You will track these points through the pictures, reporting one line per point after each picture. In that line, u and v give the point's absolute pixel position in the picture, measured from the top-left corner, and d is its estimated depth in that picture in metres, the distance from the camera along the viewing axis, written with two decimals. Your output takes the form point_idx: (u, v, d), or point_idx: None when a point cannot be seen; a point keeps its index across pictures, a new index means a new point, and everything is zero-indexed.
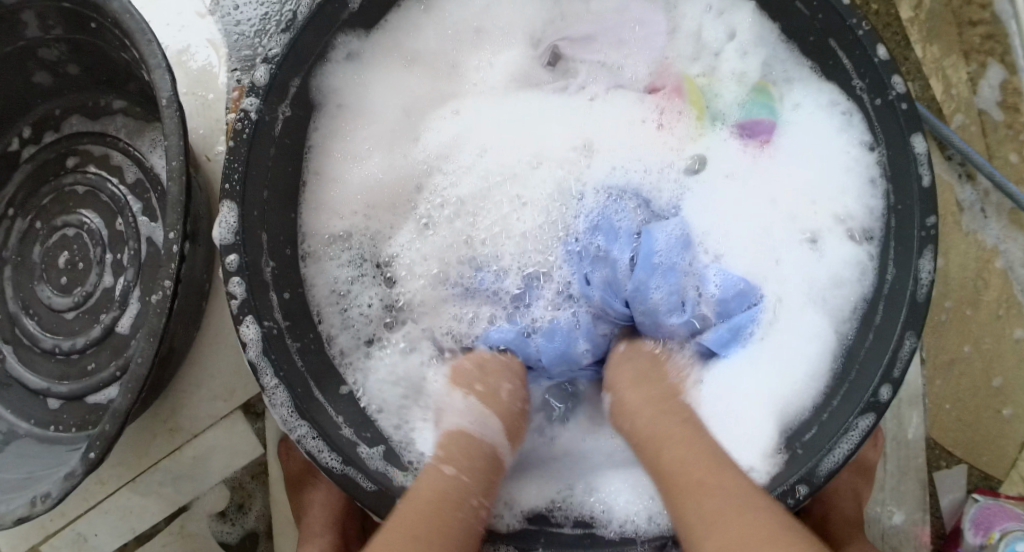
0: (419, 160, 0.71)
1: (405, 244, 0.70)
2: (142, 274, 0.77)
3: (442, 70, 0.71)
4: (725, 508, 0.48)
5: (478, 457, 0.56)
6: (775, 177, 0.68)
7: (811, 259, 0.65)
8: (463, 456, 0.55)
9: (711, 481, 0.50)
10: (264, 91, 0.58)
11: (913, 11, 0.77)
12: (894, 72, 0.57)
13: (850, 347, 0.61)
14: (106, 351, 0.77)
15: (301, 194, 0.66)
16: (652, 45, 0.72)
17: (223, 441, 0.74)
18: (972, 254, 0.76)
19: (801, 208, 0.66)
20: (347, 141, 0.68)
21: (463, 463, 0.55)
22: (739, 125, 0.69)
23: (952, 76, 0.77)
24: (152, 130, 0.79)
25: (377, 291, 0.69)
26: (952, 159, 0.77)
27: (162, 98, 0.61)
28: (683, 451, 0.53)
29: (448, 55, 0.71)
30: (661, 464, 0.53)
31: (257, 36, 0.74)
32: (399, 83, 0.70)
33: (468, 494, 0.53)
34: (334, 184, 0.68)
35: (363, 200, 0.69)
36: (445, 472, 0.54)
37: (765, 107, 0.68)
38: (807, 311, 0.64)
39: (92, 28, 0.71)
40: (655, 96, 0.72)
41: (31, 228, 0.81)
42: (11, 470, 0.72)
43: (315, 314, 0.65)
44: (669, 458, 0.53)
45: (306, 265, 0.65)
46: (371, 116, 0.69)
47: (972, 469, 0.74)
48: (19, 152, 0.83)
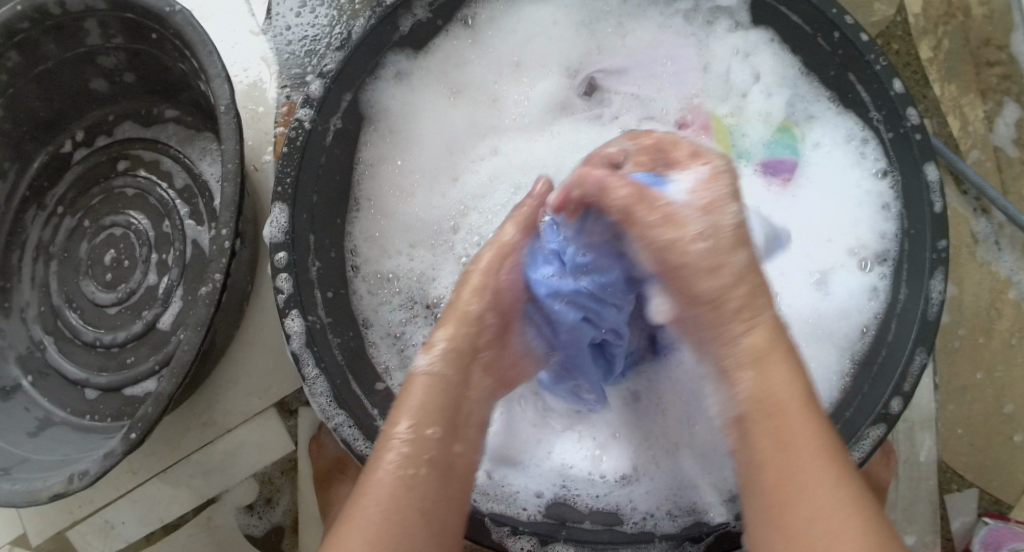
0: (456, 199, 0.73)
1: (447, 286, 0.71)
2: (186, 274, 0.80)
3: (484, 101, 0.75)
4: (829, 516, 0.45)
5: (437, 410, 0.53)
6: (796, 216, 0.70)
7: (820, 297, 0.67)
8: (424, 413, 0.52)
9: (811, 487, 0.46)
10: (318, 103, 0.62)
11: (932, 52, 0.81)
12: (909, 105, 0.60)
13: (855, 376, 0.63)
14: (146, 346, 0.80)
15: (351, 209, 0.69)
16: (683, 80, 0.74)
17: (255, 437, 0.77)
18: (986, 285, 0.78)
19: (814, 245, 0.69)
20: (393, 169, 0.72)
21: (421, 419, 0.52)
22: (762, 162, 0.71)
23: (969, 113, 0.80)
24: (202, 138, 0.83)
25: (427, 330, 0.69)
26: (968, 193, 0.79)
27: (221, 105, 0.65)
28: (787, 431, 0.48)
29: (490, 88, 0.75)
30: (775, 399, 0.49)
31: (307, 55, 0.78)
32: (443, 113, 0.74)
33: (420, 464, 0.50)
34: (373, 213, 0.71)
35: (406, 238, 0.72)
36: (394, 441, 0.51)
37: (787, 146, 0.70)
38: (808, 345, 0.66)
39: (152, 39, 0.75)
40: (684, 131, 0.74)
41: (80, 226, 0.85)
42: (49, 453, 0.75)
43: (366, 341, 0.67)
44: (788, 409, 0.48)
45: (353, 290, 0.68)
46: (417, 142, 0.73)
47: (983, 493, 0.76)
48: (72, 154, 0.87)
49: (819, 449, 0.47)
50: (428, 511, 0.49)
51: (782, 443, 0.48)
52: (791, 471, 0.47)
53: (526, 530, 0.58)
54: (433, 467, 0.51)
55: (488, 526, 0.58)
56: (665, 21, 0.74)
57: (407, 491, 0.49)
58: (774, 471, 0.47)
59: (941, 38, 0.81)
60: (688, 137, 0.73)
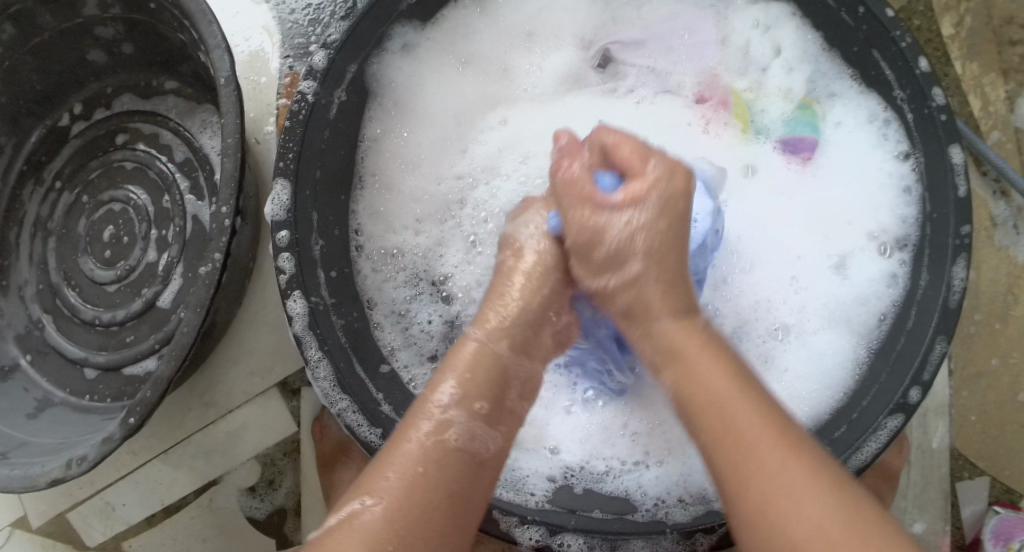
0: (464, 172, 0.71)
1: (456, 265, 0.70)
2: (186, 251, 0.78)
3: (493, 74, 0.72)
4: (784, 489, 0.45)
5: (480, 385, 0.53)
6: (816, 197, 0.68)
7: (836, 283, 0.66)
8: (468, 386, 0.52)
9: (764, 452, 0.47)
10: (321, 75, 0.60)
11: (954, 29, 0.78)
12: (935, 85, 0.58)
13: (870, 364, 0.61)
14: (146, 324, 0.79)
15: (354, 186, 0.67)
16: (702, 53, 0.72)
17: (257, 417, 0.75)
18: (1004, 270, 0.76)
19: (834, 229, 0.67)
20: (400, 143, 0.70)
21: (456, 383, 0.53)
22: (782, 140, 0.70)
23: (990, 93, 0.78)
24: (203, 111, 0.81)
25: (436, 308, 0.69)
26: (988, 175, 0.77)
27: (221, 77, 0.63)
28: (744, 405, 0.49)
29: (500, 58, 0.72)
30: (683, 350, 0.53)
31: (310, 25, 0.76)
32: (453, 84, 0.71)
33: (455, 438, 0.51)
34: (376, 191, 0.69)
35: (416, 211, 0.70)
36: (429, 418, 0.51)
37: (808, 124, 0.68)
38: (823, 331, 0.65)
39: (151, 8, 0.73)
40: (703, 106, 0.72)
41: (78, 201, 0.83)
42: (48, 435, 0.74)
43: (371, 322, 0.66)
44: (736, 414, 0.49)
45: (359, 270, 0.66)
46: (426, 115, 0.71)
47: (994, 481, 0.75)
48: (69, 128, 0.85)
49: (761, 414, 0.49)
50: (456, 494, 0.49)
51: (739, 440, 0.48)
52: (710, 388, 0.50)
53: (535, 520, 0.56)
54: (467, 448, 0.51)
55: (496, 516, 0.57)
56: None
57: (446, 463, 0.50)
58: (726, 448, 0.48)
59: (964, 15, 0.78)
60: (704, 115, 0.72)
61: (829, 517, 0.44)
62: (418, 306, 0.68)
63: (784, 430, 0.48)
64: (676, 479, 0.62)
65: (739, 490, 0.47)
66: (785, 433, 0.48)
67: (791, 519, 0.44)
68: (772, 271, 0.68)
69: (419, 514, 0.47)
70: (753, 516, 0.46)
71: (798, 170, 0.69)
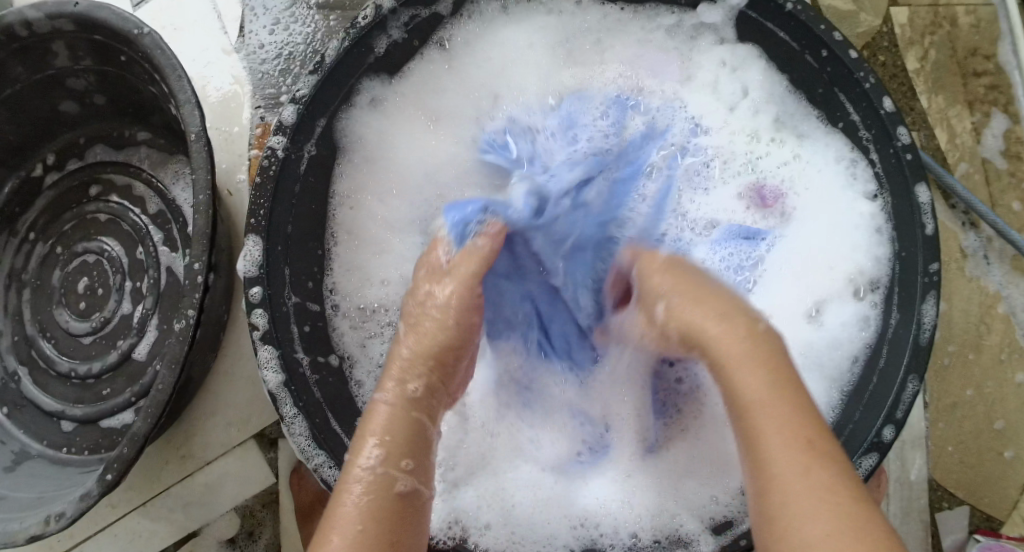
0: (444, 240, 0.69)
1: None
2: (161, 303, 0.78)
3: (465, 126, 0.72)
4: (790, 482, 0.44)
5: (400, 443, 0.51)
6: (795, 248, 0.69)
7: (812, 332, 0.67)
8: (392, 446, 0.50)
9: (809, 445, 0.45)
10: (291, 130, 0.60)
11: (919, 63, 0.80)
12: (900, 124, 0.59)
13: (844, 406, 0.63)
14: (122, 377, 0.78)
15: (327, 243, 0.67)
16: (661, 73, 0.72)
17: (234, 470, 0.75)
18: (975, 299, 0.77)
19: (815, 276, 0.68)
20: (376, 198, 0.69)
21: (387, 438, 0.51)
22: (754, 189, 0.71)
23: (956, 125, 0.79)
24: (175, 162, 0.81)
25: None
26: (956, 207, 0.78)
27: (191, 133, 0.64)
28: (769, 396, 0.47)
29: (468, 110, 0.71)
30: (723, 361, 0.50)
31: (280, 76, 0.76)
32: (420, 140, 0.70)
33: (402, 486, 0.49)
34: (358, 250, 0.68)
35: (396, 271, 0.69)
36: (363, 474, 0.49)
37: (776, 174, 0.70)
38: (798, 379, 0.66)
39: (122, 61, 0.73)
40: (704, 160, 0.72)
41: (52, 253, 0.83)
42: (25, 489, 0.73)
43: (351, 380, 0.65)
44: (749, 397, 0.48)
45: (332, 327, 0.66)
46: (391, 175, 0.69)
47: (974, 509, 0.75)
48: (43, 178, 0.85)
49: (792, 415, 0.46)
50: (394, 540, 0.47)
51: (752, 420, 0.47)
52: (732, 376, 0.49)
53: None
54: (405, 493, 0.49)
55: None
56: (645, 37, 0.70)
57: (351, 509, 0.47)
58: (745, 422, 0.47)
59: (928, 49, 0.80)
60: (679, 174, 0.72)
61: (833, 539, 0.41)
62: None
63: (801, 409, 0.47)
64: (643, 522, 0.63)
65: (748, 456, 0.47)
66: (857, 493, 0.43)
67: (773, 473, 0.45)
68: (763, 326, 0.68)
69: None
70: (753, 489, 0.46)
71: (778, 218, 0.70)
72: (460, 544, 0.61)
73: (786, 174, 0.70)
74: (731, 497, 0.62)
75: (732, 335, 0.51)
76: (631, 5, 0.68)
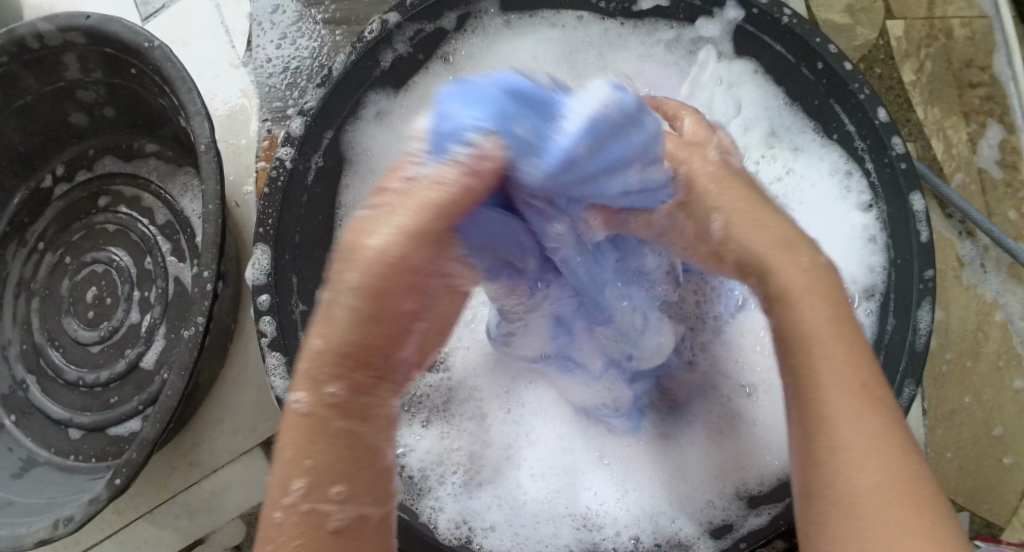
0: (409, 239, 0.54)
1: None
2: (169, 312, 0.79)
3: None
4: (847, 436, 0.41)
5: (329, 468, 0.36)
6: None
7: None
8: (320, 474, 0.36)
9: (867, 393, 0.42)
10: (298, 141, 0.62)
11: (915, 75, 0.81)
12: (894, 134, 0.61)
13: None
14: (129, 386, 0.79)
15: None
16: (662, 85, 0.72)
17: (241, 477, 0.76)
18: (973, 307, 0.78)
19: None
20: None
21: (324, 473, 0.36)
22: None
23: (952, 136, 0.80)
24: (183, 173, 0.82)
25: None
26: (953, 216, 0.79)
27: (201, 144, 0.65)
28: (829, 341, 0.43)
29: None
30: (784, 293, 0.44)
31: (287, 89, 0.77)
32: None
33: (336, 525, 0.37)
34: None
35: None
36: (284, 511, 0.37)
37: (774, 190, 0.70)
38: None
39: (131, 74, 0.74)
40: None
41: (61, 262, 0.84)
42: (33, 496, 0.74)
43: None
44: (812, 335, 0.43)
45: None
46: None
47: (973, 515, 0.75)
48: (52, 189, 0.86)
49: (853, 362, 0.43)
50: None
51: (810, 361, 0.43)
52: (797, 314, 0.44)
53: None
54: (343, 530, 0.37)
55: None
56: (646, 51, 0.72)
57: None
58: (799, 362, 0.44)
59: (923, 62, 0.81)
60: None
61: (884, 489, 0.39)
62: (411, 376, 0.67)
63: (860, 357, 0.44)
64: (644, 524, 0.63)
65: (796, 395, 0.44)
66: (906, 441, 0.42)
67: (830, 424, 0.42)
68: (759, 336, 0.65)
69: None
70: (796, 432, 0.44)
71: None
72: (464, 544, 0.61)
73: (780, 190, 0.70)
74: (730, 501, 0.62)
75: (796, 264, 0.45)
76: (631, 19, 0.69)
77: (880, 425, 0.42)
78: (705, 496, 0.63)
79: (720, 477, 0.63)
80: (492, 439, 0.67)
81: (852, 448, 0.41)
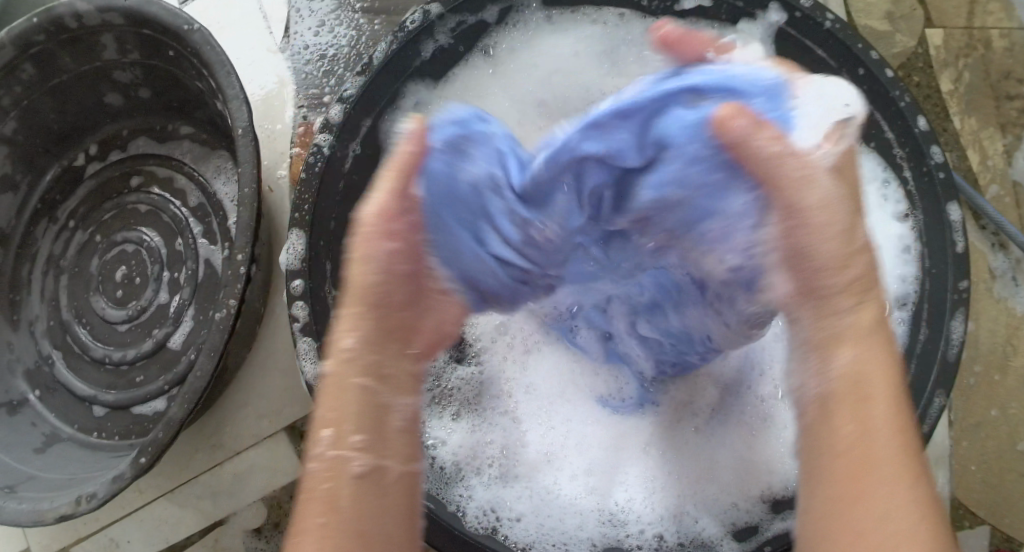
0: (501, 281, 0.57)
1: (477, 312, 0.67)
2: (198, 294, 0.79)
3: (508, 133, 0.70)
4: (881, 509, 0.40)
5: (358, 415, 0.46)
6: None
7: None
8: (341, 419, 0.45)
9: (905, 469, 0.41)
10: (337, 128, 0.62)
11: (952, 85, 0.80)
12: (933, 143, 0.62)
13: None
14: (156, 365, 0.80)
15: None
16: None
17: (264, 460, 0.76)
18: (1002, 320, 0.78)
19: None
20: None
21: (353, 424, 0.45)
22: None
23: (988, 147, 0.80)
24: (216, 156, 0.82)
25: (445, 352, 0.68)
26: (986, 228, 0.79)
27: (238, 128, 0.65)
28: (882, 405, 0.42)
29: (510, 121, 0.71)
30: (844, 347, 0.43)
31: (324, 76, 0.77)
32: None
33: (359, 467, 0.45)
34: None
35: None
36: (315, 461, 0.45)
37: None
38: None
39: (169, 56, 0.74)
40: None
41: (91, 241, 0.85)
42: (56, 471, 0.75)
43: None
44: (866, 395, 0.42)
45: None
46: None
47: (993, 530, 0.75)
48: (84, 167, 0.87)
49: (899, 434, 0.41)
50: (366, 532, 0.43)
51: (860, 423, 0.42)
52: (862, 371, 0.43)
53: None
54: (366, 471, 0.45)
55: None
56: None
57: (327, 495, 0.44)
58: (849, 423, 0.42)
59: (961, 72, 0.81)
60: None
61: None
62: (444, 370, 0.67)
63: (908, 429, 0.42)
64: (668, 524, 0.63)
65: (827, 457, 0.42)
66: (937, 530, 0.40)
67: (866, 499, 0.40)
68: None
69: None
70: (835, 492, 0.41)
71: None
72: (491, 535, 0.61)
73: None
74: (754, 503, 0.63)
75: (865, 317, 0.44)
76: (672, 18, 0.69)
77: (924, 498, 0.40)
78: (731, 497, 0.63)
79: (747, 479, 0.64)
80: (528, 441, 0.66)
81: (891, 508, 0.40)
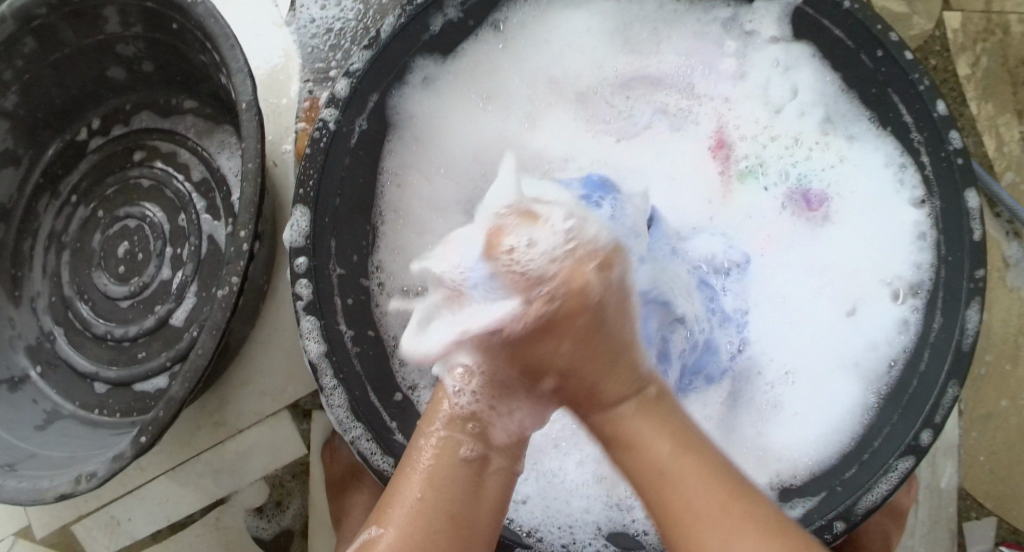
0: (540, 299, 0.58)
1: None
2: (201, 270, 0.78)
3: (518, 115, 0.72)
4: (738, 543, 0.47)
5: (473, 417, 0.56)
6: (832, 251, 0.69)
7: (849, 329, 0.66)
8: (460, 415, 0.56)
9: (738, 506, 0.49)
10: (343, 103, 0.60)
11: (970, 69, 0.79)
12: (953, 128, 0.59)
13: (880, 409, 0.62)
14: (158, 342, 0.79)
15: (372, 218, 0.67)
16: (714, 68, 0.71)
17: (266, 438, 0.76)
18: (1016, 310, 0.76)
19: (847, 271, 0.68)
20: (424, 178, 0.70)
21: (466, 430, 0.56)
22: (795, 192, 0.70)
23: (1005, 134, 0.79)
24: (221, 131, 0.81)
25: None
26: (1001, 216, 0.77)
27: (242, 102, 0.64)
28: (667, 455, 0.52)
29: (524, 102, 0.72)
30: (617, 426, 0.54)
31: (331, 50, 0.76)
32: (475, 124, 0.71)
33: (466, 454, 0.55)
34: (403, 226, 0.68)
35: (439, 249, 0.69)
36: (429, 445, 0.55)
37: (818, 177, 0.69)
38: (835, 376, 0.66)
39: (173, 29, 0.73)
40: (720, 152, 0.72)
41: (93, 216, 0.84)
42: (56, 449, 0.74)
43: (394, 360, 0.65)
44: (657, 453, 0.52)
45: (377, 304, 0.66)
46: (444, 158, 0.70)
47: (1001, 521, 0.74)
48: (87, 142, 0.86)
49: (719, 480, 0.50)
50: (456, 512, 0.52)
51: (672, 486, 0.51)
52: (644, 439, 0.53)
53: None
54: (472, 458, 0.55)
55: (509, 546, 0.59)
56: (702, 29, 0.70)
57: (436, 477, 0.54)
58: (656, 490, 0.51)
59: (979, 56, 0.79)
60: (710, 161, 0.72)
61: None
62: None
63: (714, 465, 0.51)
64: None
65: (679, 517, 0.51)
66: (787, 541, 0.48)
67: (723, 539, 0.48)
68: (807, 333, 0.67)
69: (423, 535, 0.50)
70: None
71: (818, 222, 0.69)
72: None
73: (830, 177, 0.69)
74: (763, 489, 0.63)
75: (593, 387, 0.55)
76: None
77: (767, 519, 0.49)
78: None
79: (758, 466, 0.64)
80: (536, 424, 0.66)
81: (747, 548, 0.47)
